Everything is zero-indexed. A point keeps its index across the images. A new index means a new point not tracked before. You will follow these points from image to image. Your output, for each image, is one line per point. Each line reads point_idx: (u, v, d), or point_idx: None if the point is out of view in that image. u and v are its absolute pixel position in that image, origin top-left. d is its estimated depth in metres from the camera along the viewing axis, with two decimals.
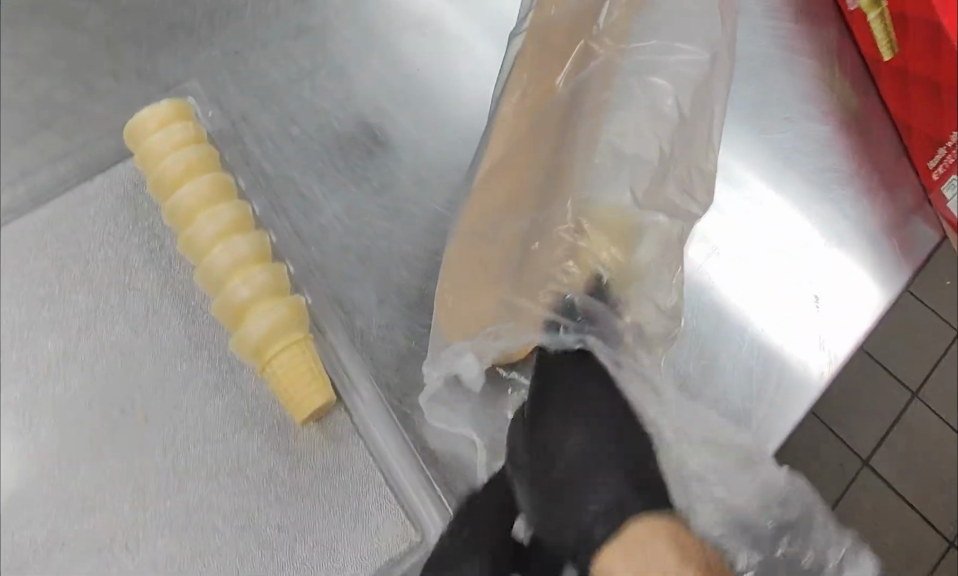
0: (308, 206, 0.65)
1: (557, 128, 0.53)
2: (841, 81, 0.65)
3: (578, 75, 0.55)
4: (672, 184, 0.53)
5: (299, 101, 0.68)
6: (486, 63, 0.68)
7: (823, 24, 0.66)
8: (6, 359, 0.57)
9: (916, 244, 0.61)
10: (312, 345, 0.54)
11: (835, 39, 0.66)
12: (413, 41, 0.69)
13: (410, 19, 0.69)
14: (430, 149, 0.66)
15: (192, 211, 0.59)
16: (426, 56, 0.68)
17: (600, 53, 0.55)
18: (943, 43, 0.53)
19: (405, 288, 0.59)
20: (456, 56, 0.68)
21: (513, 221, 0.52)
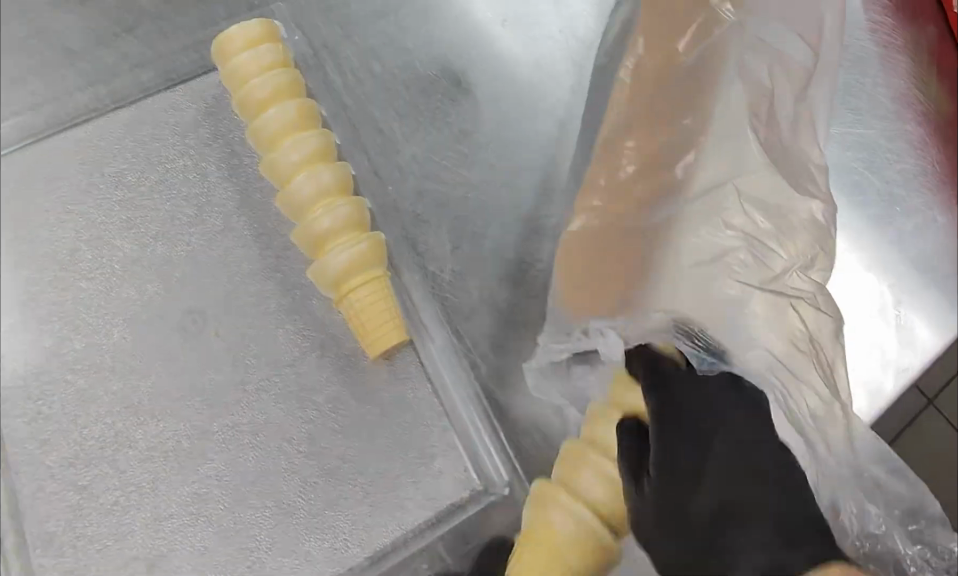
0: (388, 142, 0.64)
1: (684, 86, 0.54)
2: (936, 85, 0.63)
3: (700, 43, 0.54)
4: (793, 169, 0.50)
5: (383, 36, 0.67)
6: (573, 21, 0.66)
7: (924, 24, 0.64)
8: (79, 258, 0.57)
9: None
10: (389, 283, 0.54)
11: (936, 40, 0.63)
12: None
13: None
14: (512, 101, 0.65)
15: (277, 136, 0.59)
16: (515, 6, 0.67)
17: (724, 21, 0.54)
18: None
19: (480, 238, 0.60)
20: (544, 12, 0.67)
21: (643, 180, 0.54)
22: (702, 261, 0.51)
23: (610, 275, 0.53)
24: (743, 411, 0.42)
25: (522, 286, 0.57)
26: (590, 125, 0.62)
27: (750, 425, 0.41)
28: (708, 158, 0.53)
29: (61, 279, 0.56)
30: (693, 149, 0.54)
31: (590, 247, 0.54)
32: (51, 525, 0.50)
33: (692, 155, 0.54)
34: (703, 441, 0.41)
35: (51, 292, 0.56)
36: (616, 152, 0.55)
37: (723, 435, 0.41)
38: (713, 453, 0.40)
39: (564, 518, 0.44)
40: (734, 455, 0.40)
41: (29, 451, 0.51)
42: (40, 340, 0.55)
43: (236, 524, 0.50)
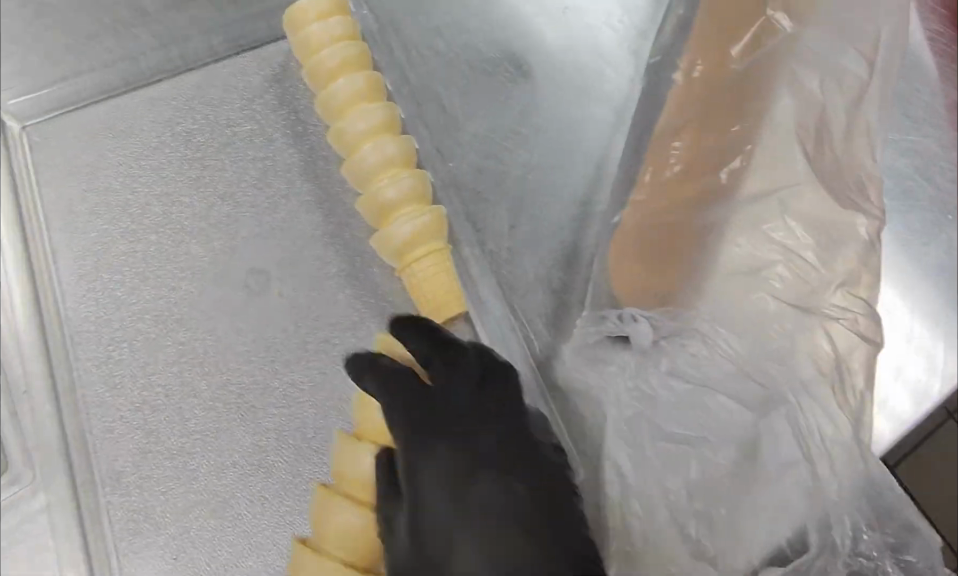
0: (449, 119, 0.66)
1: (737, 93, 0.58)
2: None
3: (754, 53, 0.59)
4: (840, 189, 0.53)
5: (448, 16, 0.69)
6: (633, 12, 0.68)
7: None
8: (149, 212, 0.59)
9: None
10: (450, 256, 0.56)
11: None
12: None
13: None
14: (571, 87, 0.67)
15: (344, 106, 0.60)
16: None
17: (780, 32, 0.58)
18: None
19: (536, 219, 0.61)
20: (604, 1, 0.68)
21: (691, 181, 0.56)
22: (757, 266, 0.52)
23: (662, 273, 0.53)
24: (425, 408, 0.45)
25: (575, 268, 0.59)
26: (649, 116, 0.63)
27: (499, 474, 0.43)
28: (757, 166, 0.54)
29: (132, 232, 0.58)
30: (747, 154, 0.55)
31: (645, 244, 0.55)
32: (119, 465, 0.52)
33: (746, 157, 0.55)
34: (464, 471, 0.43)
35: (122, 243, 0.58)
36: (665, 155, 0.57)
37: (527, 476, 0.44)
38: (423, 465, 0.43)
39: (346, 515, 0.46)
40: (496, 497, 0.42)
41: (98, 394, 0.53)
42: (110, 288, 0.56)
43: (295, 477, 0.52)
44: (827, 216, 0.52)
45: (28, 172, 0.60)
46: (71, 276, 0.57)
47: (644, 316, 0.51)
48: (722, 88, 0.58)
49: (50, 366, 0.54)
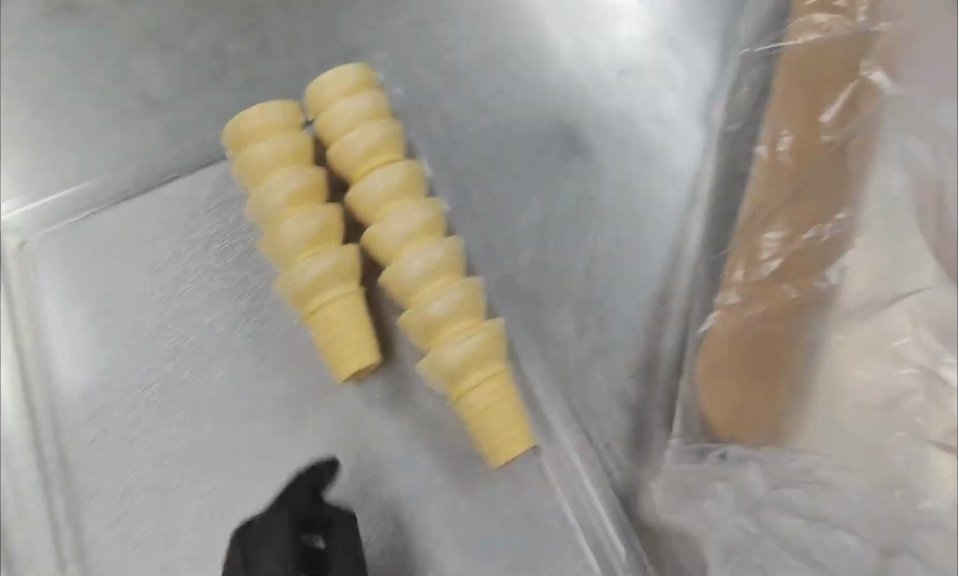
0: (500, 208, 0.57)
1: (828, 175, 0.51)
2: None
3: (845, 127, 0.52)
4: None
5: (492, 91, 0.63)
6: (697, 78, 0.63)
7: None
8: (164, 336, 0.52)
9: None
10: (509, 380, 0.48)
11: None
12: (620, 38, 0.64)
13: (621, 9, 0.64)
14: (632, 161, 0.60)
15: (384, 203, 0.53)
16: (628, 54, 0.63)
17: (872, 103, 0.51)
18: None
19: (611, 321, 0.54)
20: (664, 64, 0.63)
21: (791, 283, 0.49)
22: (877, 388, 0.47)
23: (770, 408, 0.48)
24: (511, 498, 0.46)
25: (654, 376, 0.52)
26: (726, 198, 0.56)
27: None
28: (861, 263, 0.49)
29: (144, 361, 0.52)
30: (843, 251, 0.49)
31: (732, 368, 0.48)
32: None
33: (840, 254, 0.49)
34: None
35: (132, 374, 0.51)
36: (778, 248, 0.50)
37: None
38: None
39: (315, 263, 0.48)
40: None
41: (114, 554, 0.49)
42: (124, 425, 0.51)
43: None
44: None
45: (29, 288, 0.54)
46: (83, 415, 0.51)
47: (753, 458, 0.47)
48: (833, 171, 0.51)
49: (60, 515, 0.50)
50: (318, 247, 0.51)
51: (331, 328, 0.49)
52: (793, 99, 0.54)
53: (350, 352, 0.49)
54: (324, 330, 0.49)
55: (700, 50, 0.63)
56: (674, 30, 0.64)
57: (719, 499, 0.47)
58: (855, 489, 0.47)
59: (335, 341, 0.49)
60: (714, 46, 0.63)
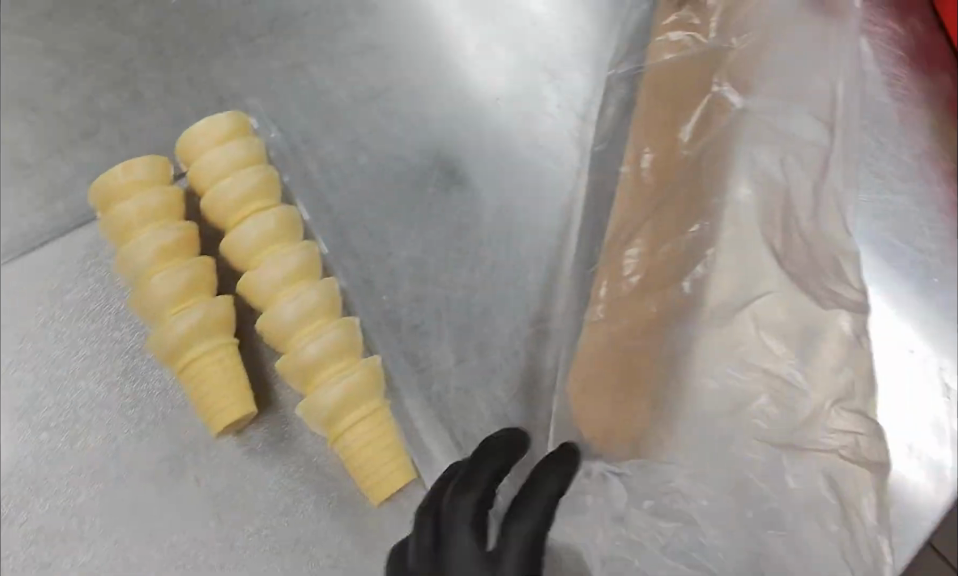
0: (378, 244, 0.58)
1: (685, 188, 0.54)
2: (950, 140, 0.64)
3: (700, 139, 0.54)
4: (821, 283, 0.50)
5: (369, 126, 0.63)
6: (569, 100, 0.64)
7: (935, 71, 0.65)
8: (38, 405, 0.51)
9: None
10: (388, 416, 0.49)
11: (947, 85, 0.64)
12: (494, 67, 0.65)
13: (493, 39, 0.66)
14: (509, 186, 0.61)
15: (258, 250, 0.53)
16: (508, 81, 0.65)
17: (722, 117, 0.54)
18: None
19: (491, 347, 0.55)
20: (537, 89, 0.64)
21: (650, 298, 0.52)
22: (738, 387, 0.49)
23: (640, 416, 0.50)
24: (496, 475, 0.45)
25: (532, 397, 0.54)
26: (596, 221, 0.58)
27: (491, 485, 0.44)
28: (717, 270, 0.51)
29: (18, 430, 0.51)
30: (701, 258, 0.52)
31: (605, 380, 0.51)
32: None
33: (698, 262, 0.52)
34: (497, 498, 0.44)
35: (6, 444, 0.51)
36: (638, 259, 0.53)
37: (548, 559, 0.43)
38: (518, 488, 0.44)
39: (185, 318, 0.48)
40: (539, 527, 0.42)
41: None
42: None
43: None
44: (800, 317, 0.50)
45: None
46: None
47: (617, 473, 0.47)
48: (689, 184, 0.54)
49: None
50: (190, 299, 0.51)
51: (205, 382, 0.49)
52: (654, 118, 0.57)
53: (225, 405, 0.49)
54: (198, 385, 0.49)
55: (577, 74, 0.65)
56: (553, 56, 0.65)
57: (599, 514, 0.47)
58: (710, 499, 0.47)
59: (210, 394, 0.49)
60: (590, 71, 0.65)
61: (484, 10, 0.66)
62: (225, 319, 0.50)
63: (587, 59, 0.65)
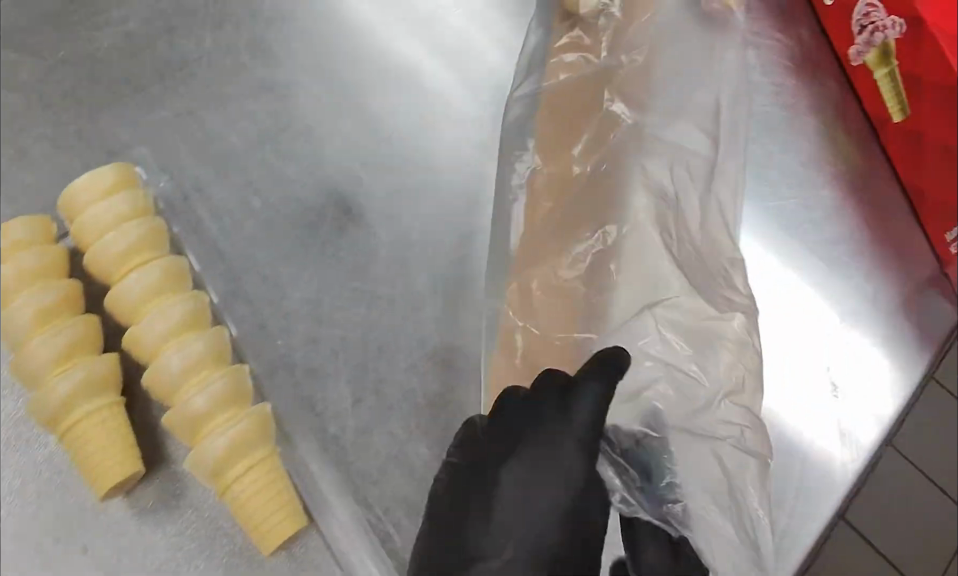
0: (272, 288, 0.57)
1: (582, 206, 0.55)
2: (842, 140, 0.68)
3: (593, 159, 0.56)
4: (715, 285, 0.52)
5: (262, 169, 0.63)
6: (469, 127, 0.64)
7: (823, 78, 0.70)
8: None
9: (929, 328, 0.63)
10: (278, 465, 0.49)
11: (835, 91, 0.69)
12: (391, 99, 0.65)
13: (390, 70, 0.66)
14: (406, 220, 0.61)
15: (143, 304, 0.52)
16: (404, 113, 0.65)
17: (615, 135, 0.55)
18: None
19: (388, 384, 0.54)
20: (436, 117, 0.65)
21: (556, 311, 0.53)
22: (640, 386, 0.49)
23: None
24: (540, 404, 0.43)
25: (429, 430, 0.53)
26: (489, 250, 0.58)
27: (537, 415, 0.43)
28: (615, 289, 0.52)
29: None
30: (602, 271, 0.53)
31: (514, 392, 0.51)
32: None
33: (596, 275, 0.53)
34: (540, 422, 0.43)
35: None
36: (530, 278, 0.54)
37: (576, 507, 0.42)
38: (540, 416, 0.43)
39: (64, 380, 0.47)
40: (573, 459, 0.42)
41: None
42: None
43: None
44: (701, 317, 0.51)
45: None
46: None
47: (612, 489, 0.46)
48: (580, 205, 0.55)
49: None
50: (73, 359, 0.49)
51: (87, 444, 0.47)
52: (550, 130, 0.57)
53: (109, 467, 0.48)
54: (80, 447, 0.48)
55: (475, 104, 0.65)
56: (453, 86, 0.66)
57: None
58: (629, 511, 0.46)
59: (91, 457, 0.48)
60: (488, 101, 0.65)
61: (382, 44, 0.66)
62: (106, 379, 0.49)
63: (486, 83, 0.65)
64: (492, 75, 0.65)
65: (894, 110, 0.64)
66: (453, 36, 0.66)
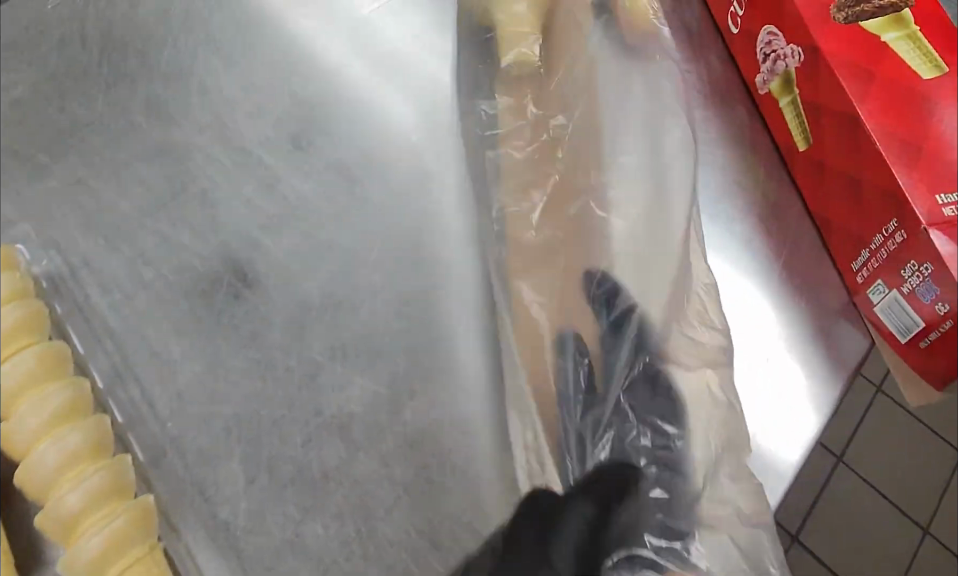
0: (163, 365, 0.55)
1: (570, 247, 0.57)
2: (755, 168, 0.67)
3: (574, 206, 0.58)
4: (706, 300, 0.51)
5: (155, 237, 0.61)
6: (420, 168, 0.65)
7: (736, 105, 0.70)
8: None
9: (842, 360, 0.61)
10: (158, 559, 0.48)
11: (747, 119, 0.69)
12: (328, 152, 0.65)
13: (331, 124, 0.67)
14: (306, 282, 0.59)
15: (13, 394, 0.47)
16: (316, 169, 0.64)
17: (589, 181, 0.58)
18: (864, 156, 0.55)
19: (283, 461, 0.52)
20: (388, 162, 0.65)
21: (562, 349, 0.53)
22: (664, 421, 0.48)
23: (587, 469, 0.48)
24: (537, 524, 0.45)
25: (325, 505, 0.51)
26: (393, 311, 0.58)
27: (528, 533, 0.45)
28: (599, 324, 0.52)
29: None
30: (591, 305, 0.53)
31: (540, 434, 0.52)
32: None
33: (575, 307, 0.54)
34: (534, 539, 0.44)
35: None
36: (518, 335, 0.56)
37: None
38: (526, 536, 0.45)
39: None
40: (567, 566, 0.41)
41: None
42: None
43: None
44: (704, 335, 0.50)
45: None
46: None
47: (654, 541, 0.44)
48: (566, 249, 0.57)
49: None
50: None
51: None
52: (518, 184, 0.61)
53: None
54: None
55: (418, 127, 0.67)
56: (408, 105, 0.68)
57: None
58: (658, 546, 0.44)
59: None
60: (433, 144, 0.66)
61: (295, 95, 0.67)
62: None
63: (436, 122, 0.67)
64: (443, 112, 0.67)
65: (798, 138, 0.63)
66: (401, 56, 0.69)
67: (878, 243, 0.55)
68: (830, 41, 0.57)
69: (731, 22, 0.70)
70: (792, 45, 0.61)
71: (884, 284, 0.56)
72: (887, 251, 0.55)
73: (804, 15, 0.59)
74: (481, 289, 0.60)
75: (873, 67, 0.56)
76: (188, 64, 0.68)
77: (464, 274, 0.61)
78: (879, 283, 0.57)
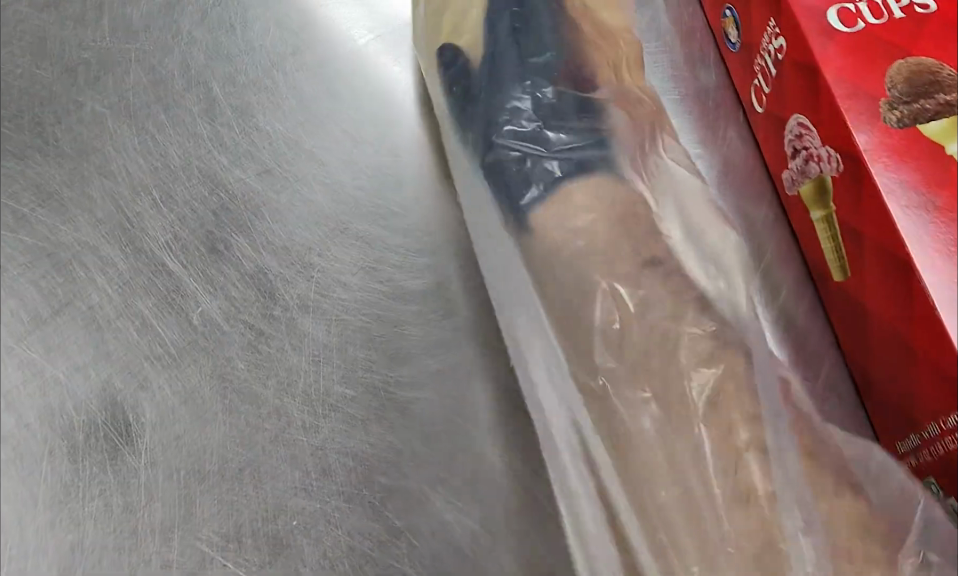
0: (22, 537, 0.47)
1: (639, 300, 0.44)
2: (783, 288, 0.54)
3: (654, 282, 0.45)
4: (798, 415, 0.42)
5: (25, 370, 0.51)
6: (367, 276, 0.52)
7: (761, 190, 0.57)
8: None
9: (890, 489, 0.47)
10: None
11: (769, 217, 0.56)
12: (250, 256, 0.53)
13: (259, 217, 0.54)
14: (197, 436, 0.48)
15: None
16: (231, 281, 0.53)
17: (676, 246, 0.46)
18: (919, 320, 0.41)
19: None
20: (327, 266, 0.53)
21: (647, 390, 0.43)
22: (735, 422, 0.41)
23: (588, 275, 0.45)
24: None
25: None
26: (297, 485, 0.47)
27: None
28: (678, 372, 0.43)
29: None
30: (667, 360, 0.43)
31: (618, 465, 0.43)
32: None
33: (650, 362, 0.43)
34: None
35: None
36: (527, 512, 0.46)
37: None
38: None
39: None
40: None
41: None
42: None
43: None
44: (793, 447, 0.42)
45: None
46: None
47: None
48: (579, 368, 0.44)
49: None
50: None
51: None
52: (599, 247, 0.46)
53: None
54: None
55: (374, 220, 0.54)
56: (365, 183, 0.55)
57: None
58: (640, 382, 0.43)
59: None
60: (383, 243, 0.53)
61: (214, 181, 0.56)
62: None
63: (394, 209, 0.54)
64: (404, 199, 0.55)
65: (833, 268, 0.49)
66: (384, 103, 0.58)
67: (934, 435, 0.42)
68: (877, 149, 0.43)
69: (754, 99, 0.57)
70: (827, 147, 0.47)
71: (940, 485, 0.43)
72: (946, 449, 0.42)
73: (844, 111, 0.45)
74: (439, 447, 0.48)
75: (938, 186, 0.41)
76: (96, 142, 0.57)
77: (408, 432, 0.48)
78: (932, 480, 0.44)
